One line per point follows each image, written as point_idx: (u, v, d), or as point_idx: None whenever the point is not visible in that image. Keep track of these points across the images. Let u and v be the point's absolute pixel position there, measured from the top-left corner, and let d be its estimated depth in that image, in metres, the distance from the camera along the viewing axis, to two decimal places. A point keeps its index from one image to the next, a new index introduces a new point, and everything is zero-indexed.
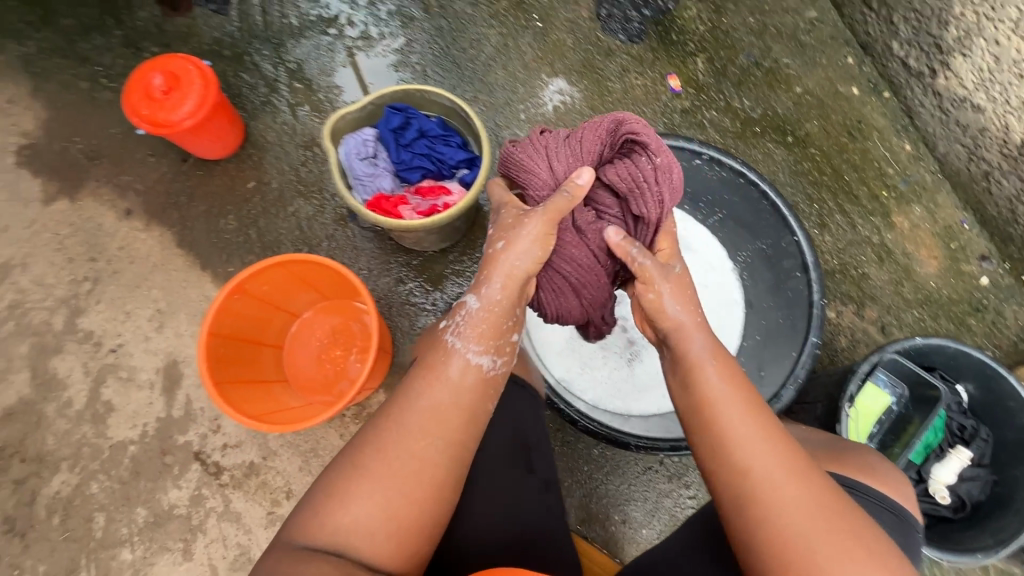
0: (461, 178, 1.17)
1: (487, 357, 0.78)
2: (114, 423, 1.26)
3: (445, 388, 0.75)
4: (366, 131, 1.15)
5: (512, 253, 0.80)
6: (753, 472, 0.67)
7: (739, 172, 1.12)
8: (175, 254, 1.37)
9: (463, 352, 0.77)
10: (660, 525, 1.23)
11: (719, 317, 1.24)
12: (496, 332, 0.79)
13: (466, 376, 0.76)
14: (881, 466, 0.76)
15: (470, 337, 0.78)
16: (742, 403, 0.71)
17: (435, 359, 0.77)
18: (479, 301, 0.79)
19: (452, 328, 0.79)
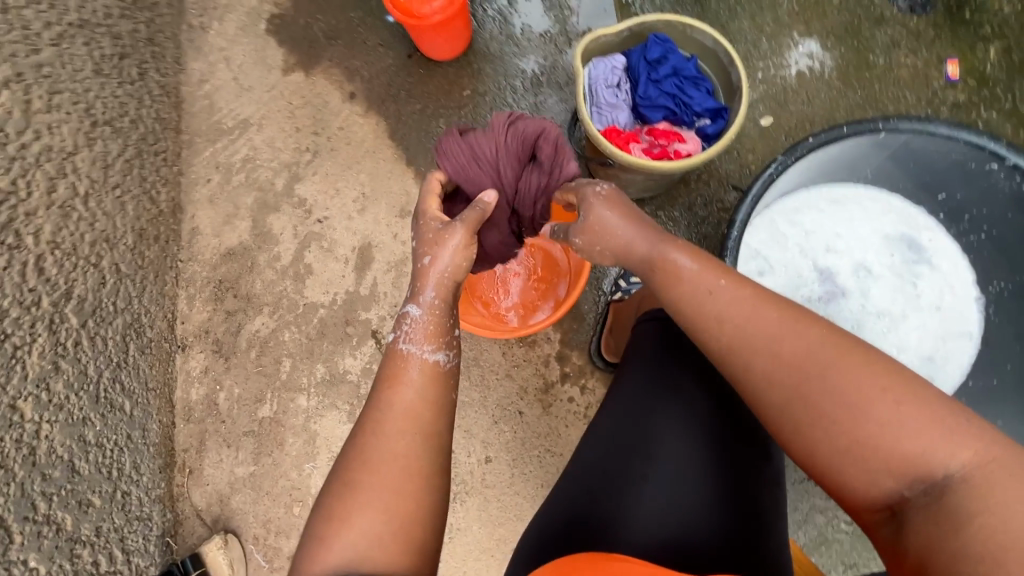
0: (700, 129, 1.09)
1: (441, 353, 0.81)
2: (311, 285, 1.39)
3: (410, 386, 0.77)
4: (618, 59, 1.11)
5: (440, 261, 0.83)
6: (754, 369, 0.68)
7: None
8: (387, 146, 1.44)
9: (420, 355, 0.79)
10: (804, 538, 1.17)
11: (946, 345, 1.10)
12: (442, 329, 0.82)
13: (430, 369, 0.79)
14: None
15: (419, 338, 0.81)
16: (737, 295, 0.71)
17: (393, 368, 0.79)
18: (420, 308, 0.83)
19: (401, 337, 0.80)
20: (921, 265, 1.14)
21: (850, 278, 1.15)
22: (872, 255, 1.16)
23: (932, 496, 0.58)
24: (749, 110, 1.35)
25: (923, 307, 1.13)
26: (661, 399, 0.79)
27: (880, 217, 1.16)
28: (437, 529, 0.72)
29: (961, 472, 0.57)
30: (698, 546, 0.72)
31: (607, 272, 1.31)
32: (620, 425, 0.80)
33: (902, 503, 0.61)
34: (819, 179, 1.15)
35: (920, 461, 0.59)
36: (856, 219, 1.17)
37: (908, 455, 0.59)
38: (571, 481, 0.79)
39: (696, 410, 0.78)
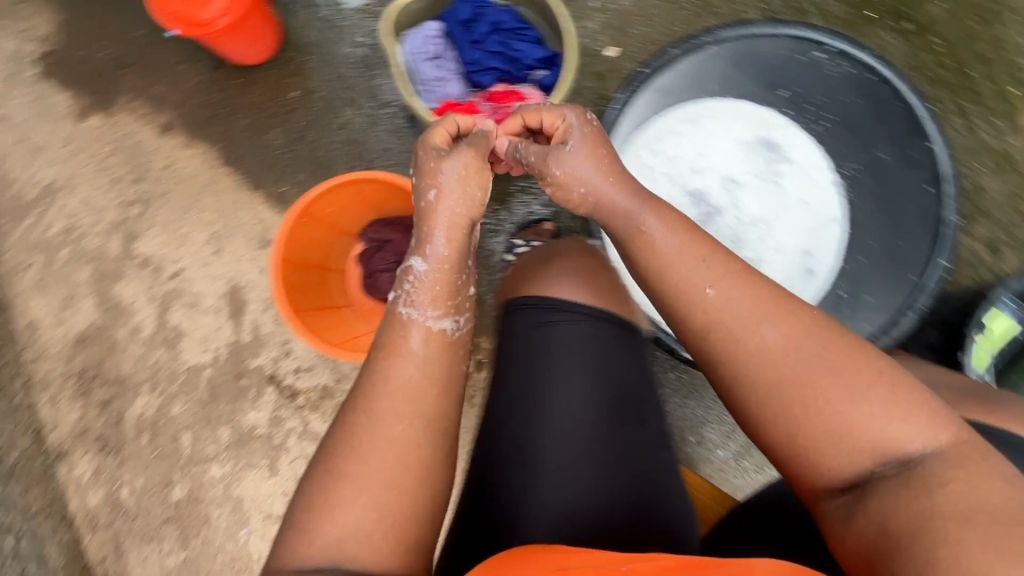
0: (539, 82, 1.02)
1: (448, 320, 0.75)
2: (186, 348, 1.26)
3: (410, 362, 0.71)
4: (430, 25, 0.99)
5: (445, 201, 0.78)
6: (739, 352, 0.65)
7: (868, 68, 0.95)
8: (222, 174, 1.28)
9: (423, 320, 0.74)
10: (736, 447, 1.22)
11: (818, 234, 1.13)
12: (451, 292, 0.77)
13: (433, 345, 0.73)
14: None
15: (426, 300, 0.75)
16: (724, 277, 0.68)
17: (393, 338, 0.73)
18: (426, 261, 0.77)
19: (405, 299, 0.76)
20: (783, 164, 1.15)
21: (720, 193, 1.15)
22: (737, 166, 1.15)
23: (896, 476, 0.56)
24: (593, 45, 1.27)
25: (791, 204, 1.14)
26: (538, 382, 0.77)
27: (735, 128, 1.15)
28: (436, 517, 0.68)
29: (931, 459, 0.56)
30: (597, 531, 0.70)
31: (497, 246, 1.26)
32: (503, 424, 0.77)
33: (863, 483, 0.58)
34: (671, 103, 1.13)
35: (885, 446, 0.58)
36: (714, 133, 1.16)
37: (875, 439, 0.58)
38: (467, 492, 0.76)
39: (573, 381, 0.77)
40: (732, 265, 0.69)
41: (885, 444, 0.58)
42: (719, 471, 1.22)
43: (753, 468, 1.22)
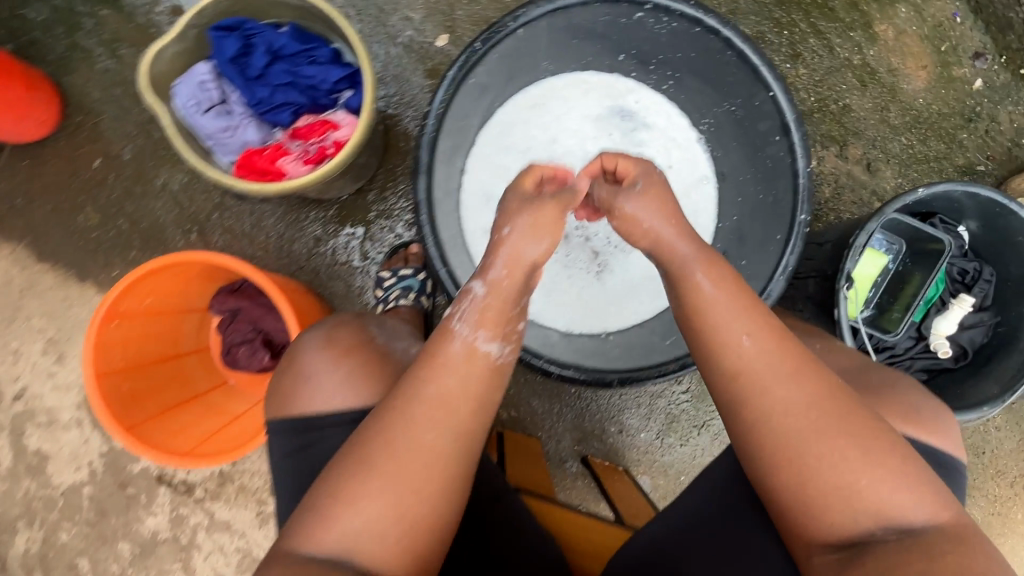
0: (347, 104, 0.90)
1: (495, 344, 0.66)
2: (55, 470, 1.13)
3: (448, 374, 0.63)
4: (198, 68, 0.84)
5: (516, 239, 0.69)
6: (749, 401, 0.61)
7: (694, 21, 0.84)
8: (40, 271, 1.13)
9: (468, 338, 0.65)
10: (657, 425, 1.20)
11: (691, 198, 1.04)
12: (505, 318, 0.67)
13: (472, 363, 0.64)
14: (918, 402, 0.68)
15: (475, 323, 0.66)
16: (761, 331, 0.62)
17: (438, 351, 0.65)
18: (486, 286, 0.67)
19: (457, 317, 0.66)
20: (640, 131, 1.05)
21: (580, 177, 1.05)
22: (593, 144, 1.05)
23: (888, 539, 0.55)
24: (418, 35, 1.13)
25: (658, 172, 1.05)
26: None
27: (584, 103, 1.05)
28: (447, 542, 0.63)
29: (930, 530, 0.56)
30: None
31: (365, 283, 1.14)
32: None
33: (857, 542, 0.57)
34: (505, 92, 1.01)
35: (887, 509, 0.57)
36: (561, 114, 1.05)
37: (874, 504, 0.57)
38: None
39: None
40: (771, 319, 0.63)
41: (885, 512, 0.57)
42: (646, 453, 1.21)
43: (678, 442, 1.21)
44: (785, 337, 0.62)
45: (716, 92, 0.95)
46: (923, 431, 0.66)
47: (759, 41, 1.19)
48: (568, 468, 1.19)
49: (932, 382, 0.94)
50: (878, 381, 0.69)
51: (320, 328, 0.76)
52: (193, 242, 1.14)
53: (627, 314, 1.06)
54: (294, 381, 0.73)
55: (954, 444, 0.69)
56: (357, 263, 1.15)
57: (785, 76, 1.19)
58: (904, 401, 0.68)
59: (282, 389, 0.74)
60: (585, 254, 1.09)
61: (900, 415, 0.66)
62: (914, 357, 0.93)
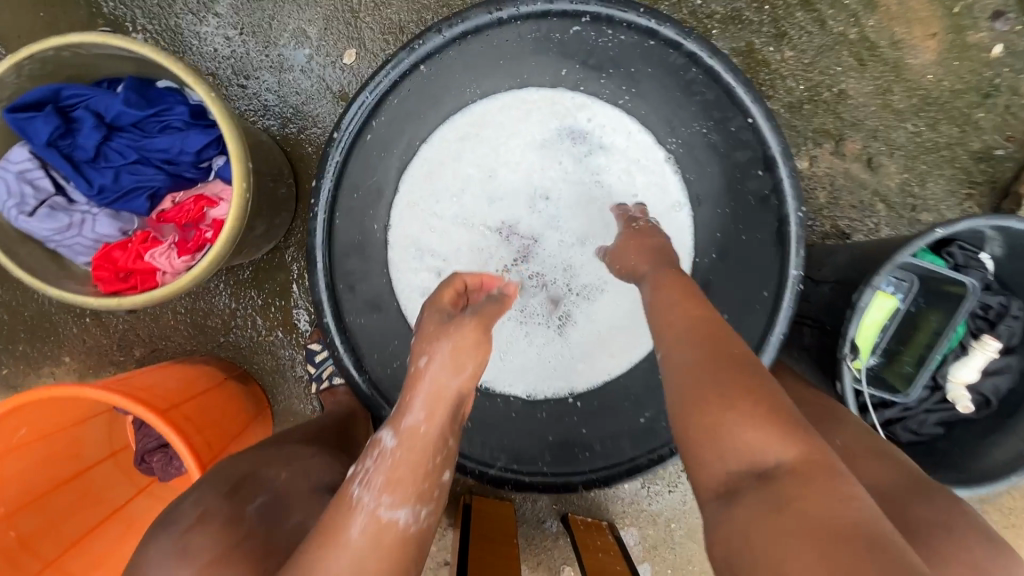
0: (221, 174, 0.72)
1: (406, 510, 0.53)
2: None
3: (345, 556, 0.49)
4: (16, 155, 0.67)
5: (436, 370, 0.59)
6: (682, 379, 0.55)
7: (647, 32, 0.68)
8: None
9: (372, 507, 0.52)
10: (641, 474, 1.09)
11: (665, 231, 0.82)
12: (421, 476, 0.55)
13: (378, 536, 0.51)
14: (987, 550, 0.51)
15: (383, 485, 0.53)
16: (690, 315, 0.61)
17: (336, 515, 0.52)
18: (397, 435, 0.56)
19: (359, 476, 0.54)
20: (597, 155, 0.84)
21: (527, 219, 0.85)
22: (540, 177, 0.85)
23: (764, 497, 0.46)
24: (318, 54, 0.92)
25: (620, 204, 0.84)
26: None
27: (524, 127, 0.84)
28: None
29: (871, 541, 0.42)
30: None
31: (294, 356, 1.00)
32: None
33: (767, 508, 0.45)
34: (425, 127, 0.81)
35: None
36: (498, 143, 0.84)
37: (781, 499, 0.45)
38: None
39: None
40: (730, 351, 0.55)
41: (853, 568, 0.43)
42: (631, 504, 1.10)
43: (666, 488, 1.10)
44: (723, 352, 0.55)
45: (682, 112, 0.77)
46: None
47: (736, 20, 0.98)
48: (548, 527, 1.09)
49: (949, 436, 0.81)
50: (945, 518, 0.52)
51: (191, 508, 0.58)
52: (90, 327, 0.98)
53: (599, 372, 0.85)
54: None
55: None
56: (282, 333, 0.99)
57: (768, 61, 0.99)
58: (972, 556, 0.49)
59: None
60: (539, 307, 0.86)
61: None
62: (927, 411, 0.80)
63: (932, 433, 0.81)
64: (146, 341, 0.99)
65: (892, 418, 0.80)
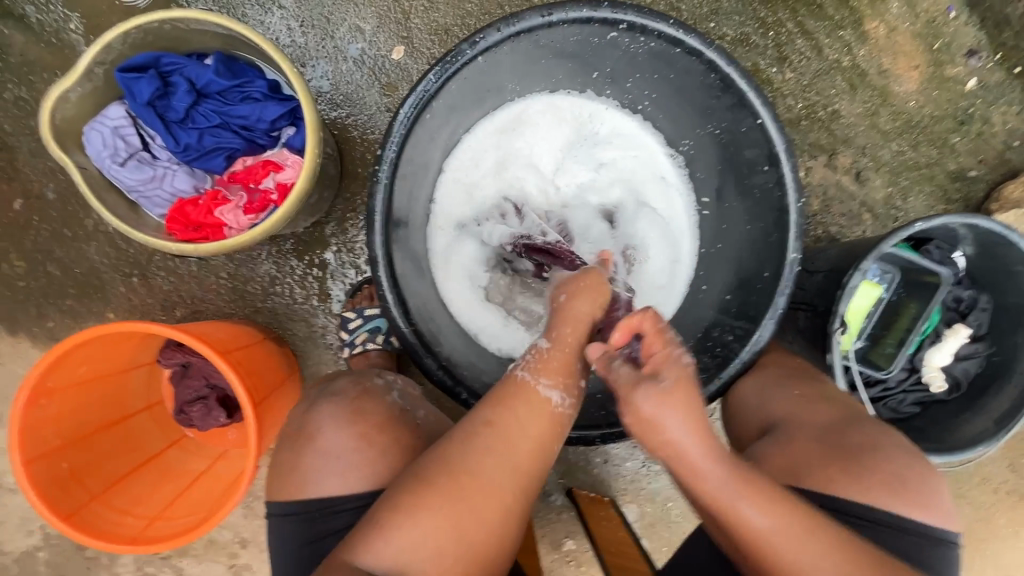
0: (288, 143, 0.80)
1: (556, 392, 0.63)
2: (6, 536, 1.06)
3: (518, 410, 0.61)
4: (112, 112, 0.74)
5: (573, 302, 0.66)
6: (762, 548, 0.58)
7: (675, 41, 0.76)
8: None
9: (535, 385, 0.62)
10: (644, 453, 1.16)
11: (656, 195, 0.96)
12: (568, 364, 0.64)
13: (536, 408, 0.61)
14: (902, 462, 0.67)
15: (539, 369, 0.63)
16: (716, 457, 0.58)
17: (505, 395, 0.62)
18: (551, 338, 0.65)
19: (524, 361, 0.64)
20: (604, 138, 0.96)
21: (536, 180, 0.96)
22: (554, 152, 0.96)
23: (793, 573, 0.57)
24: (370, 48, 1.02)
25: (616, 168, 0.96)
26: None
27: (547, 116, 0.95)
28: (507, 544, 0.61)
29: None
30: None
31: (327, 323, 1.06)
32: None
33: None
34: (469, 117, 0.90)
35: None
36: (529, 129, 0.94)
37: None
38: None
39: None
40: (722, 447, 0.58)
41: None
42: (632, 481, 1.17)
43: (665, 468, 1.17)
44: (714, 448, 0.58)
45: (698, 112, 0.86)
46: (912, 502, 0.65)
47: (743, 43, 1.10)
48: (553, 501, 1.15)
49: (925, 414, 0.91)
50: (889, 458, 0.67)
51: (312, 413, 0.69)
52: (136, 286, 1.03)
53: None
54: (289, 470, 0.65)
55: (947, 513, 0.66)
56: (318, 302, 1.06)
57: (772, 81, 1.11)
58: (888, 469, 0.66)
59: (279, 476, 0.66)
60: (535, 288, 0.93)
61: (893, 494, 0.65)
62: (906, 391, 0.89)
63: (909, 411, 0.91)
64: (188, 303, 1.04)
65: (875, 396, 0.90)
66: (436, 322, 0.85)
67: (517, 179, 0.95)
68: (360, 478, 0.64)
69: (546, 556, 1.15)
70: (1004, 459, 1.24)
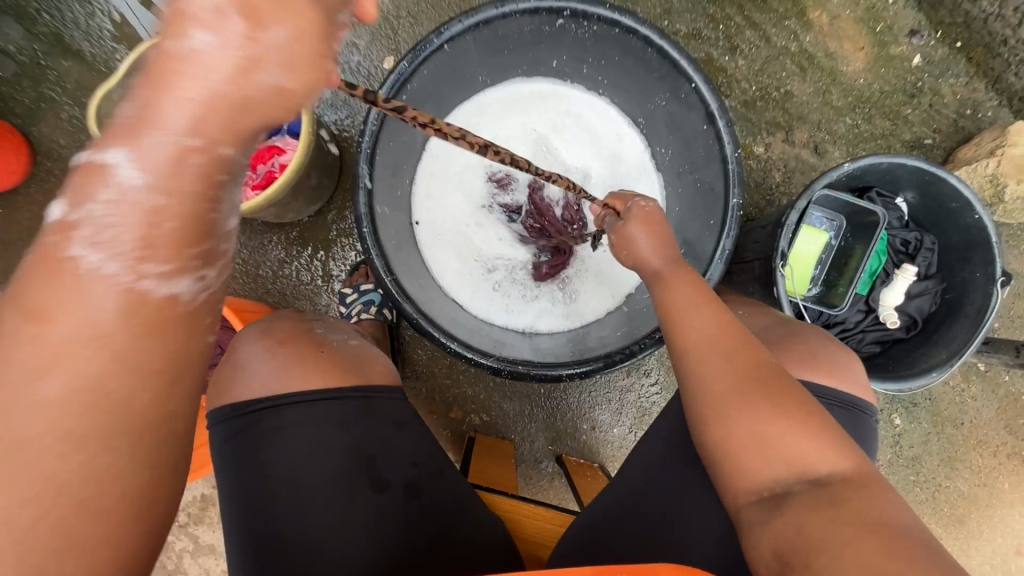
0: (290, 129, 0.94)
1: (178, 275, 0.44)
2: None
3: (94, 320, 0.42)
4: None
5: (208, 87, 0.40)
6: (690, 373, 0.65)
7: (612, 22, 0.88)
8: None
9: (120, 276, 0.42)
10: (630, 419, 1.21)
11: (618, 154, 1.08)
12: (198, 236, 0.44)
13: (139, 306, 0.43)
14: (823, 349, 0.71)
15: (135, 246, 0.42)
16: (678, 294, 0.70)
17: (67, 282, 0.41)
18: (141, 175, 0.41)
19: (86, 230, 0.41)
20: (570, 116, 1.08)
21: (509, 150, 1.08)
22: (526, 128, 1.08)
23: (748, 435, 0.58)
24: (365, 61, 1.18)
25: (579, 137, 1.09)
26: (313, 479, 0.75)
27: (513, 102, 1.08)
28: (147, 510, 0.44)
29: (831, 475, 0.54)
30: None
31: (330, 301, 1.17)
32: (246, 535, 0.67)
33: (777, 500, 0.54)
34: (445, 105, 1.04)
35: (802, 461, 0.55)
36: (500, 116, 1.08)
37: (802, 463, 0.55)
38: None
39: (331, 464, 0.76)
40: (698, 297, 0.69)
41: (776, 451, 0.56)
42: (620, 448, 1.21)
43: None
44: (698, 285, 0.70)
45: (646, 85, 0.97)
46: (838, 380, 0.69)
47: (696, 38, 1.22)
48: (544, 468, 1.20)
49: (885, 354, 0.95)
50: (815, 347, 0.71)
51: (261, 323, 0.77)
52: None
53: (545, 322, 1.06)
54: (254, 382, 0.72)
55: (862, 387, 0.71)
56: (321, 283, 1.17)
57: (725, 68, 1.22)
58: (802, 348, 0.71)
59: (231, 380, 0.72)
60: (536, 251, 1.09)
61: (812, 367, 0.68)
62: (864, 331, 0.94)
63: (870, 350, 0.95)
64: None
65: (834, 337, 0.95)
66: (413, 281, 0.95)
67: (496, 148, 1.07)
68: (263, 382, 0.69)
69: None
70: (1000, 422, 1.23)
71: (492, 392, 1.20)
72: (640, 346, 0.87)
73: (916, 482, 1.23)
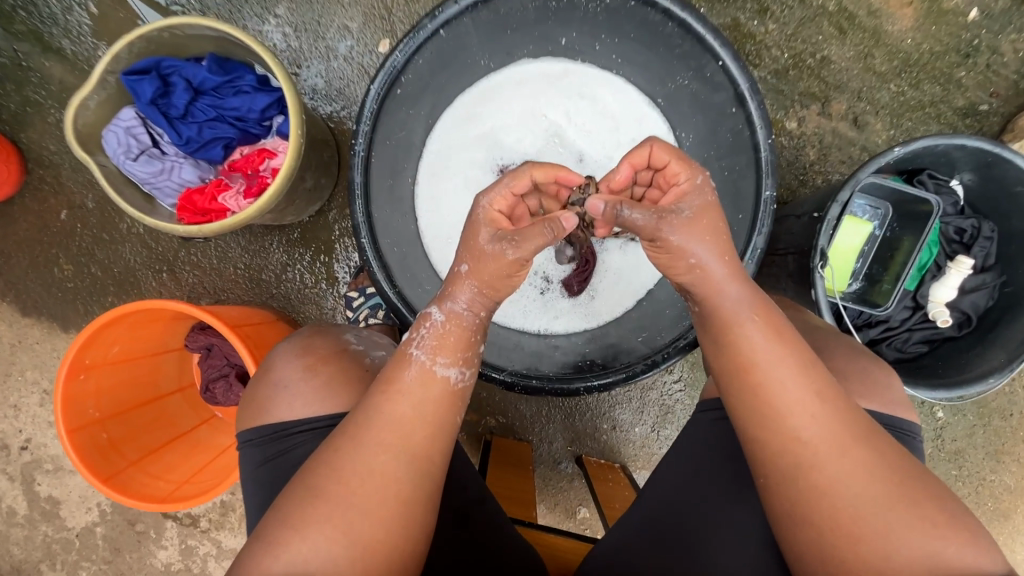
0: (279, 130, 0.89)
1: (455, 369, 0.61)
2: (68, 513, 1.18)
3: (402, 400, 0.58)
4: (124, 115, 0.85)
5: (482, 265, 0.62)
6: (807, 465, 0.53)
7: None
8: (25, 326, 1.15)
9: (429, 364, 0.60)
10: (652, 418, 1.16)
11: (639, 138, 0.97)
12: (465, 344, 0.62)
13: (425, 388, 0.59)
14: (859, 365, 0.64)
15: (434, 348, 0.60)
16: (778, 356, 0.55)
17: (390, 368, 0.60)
18: (445, 312, 0.62)
19: (416, 341, 0.61)
20: (584, 100, 0.98)
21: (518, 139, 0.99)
22: (535, 112, 0.99)
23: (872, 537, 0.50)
24: (358, 45, 1.09)
25: (595, 123, 0.98)
26: None
27: (520, 87, 0.98)
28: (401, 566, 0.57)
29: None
30: None
31: (336, 305, 1.13)
32: None
33: None
34: (446, 94, 0.96)
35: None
36: (507, 102, 0.99)
37: None
38: None
39: None
40: (791, 345, 0.56)
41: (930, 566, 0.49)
42: (642, 447, 1.16)
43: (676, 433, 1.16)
44: (779, 321, 0.57)
45: (667, 62, 0.87)
46: (875, 401, 0.61)
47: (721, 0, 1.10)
48: (563, 469, 1.17)
49: (934, 353, 0.87)
50: (839, 363, 0.64)
51: (296, 339, 0.75)
52: (166, 282, 1.14)
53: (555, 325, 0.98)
54: (266, 401, 0.70)
55: (906, 407, 0.63)
56: (326, 286, 1.13)
57: (754, 34, 1.10)
58: (833, 364, 0.64)
59: (259, 399, 0.71)
60: (559, 267, 0.99)
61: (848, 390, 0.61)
62: (911, 330, 0.86)
63: (916, 350, 0.87)
64: (211, 293, 1.14)
65: (877, 337, 0.87)
66: (416, 289, 0.89)
67: (502, 138, 0.99)
68: (306, 404, 0.69)
69: (561, 523, 1.16)
70: None
71: (508, 392, 1.16)
72: (663, 356, 0.81)
73: (958, 476, 1.16)
